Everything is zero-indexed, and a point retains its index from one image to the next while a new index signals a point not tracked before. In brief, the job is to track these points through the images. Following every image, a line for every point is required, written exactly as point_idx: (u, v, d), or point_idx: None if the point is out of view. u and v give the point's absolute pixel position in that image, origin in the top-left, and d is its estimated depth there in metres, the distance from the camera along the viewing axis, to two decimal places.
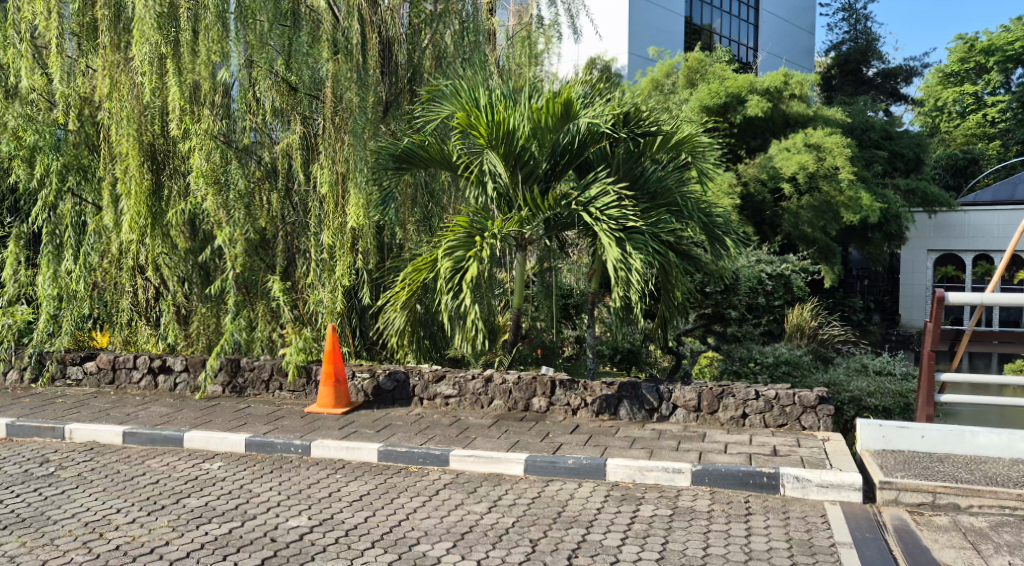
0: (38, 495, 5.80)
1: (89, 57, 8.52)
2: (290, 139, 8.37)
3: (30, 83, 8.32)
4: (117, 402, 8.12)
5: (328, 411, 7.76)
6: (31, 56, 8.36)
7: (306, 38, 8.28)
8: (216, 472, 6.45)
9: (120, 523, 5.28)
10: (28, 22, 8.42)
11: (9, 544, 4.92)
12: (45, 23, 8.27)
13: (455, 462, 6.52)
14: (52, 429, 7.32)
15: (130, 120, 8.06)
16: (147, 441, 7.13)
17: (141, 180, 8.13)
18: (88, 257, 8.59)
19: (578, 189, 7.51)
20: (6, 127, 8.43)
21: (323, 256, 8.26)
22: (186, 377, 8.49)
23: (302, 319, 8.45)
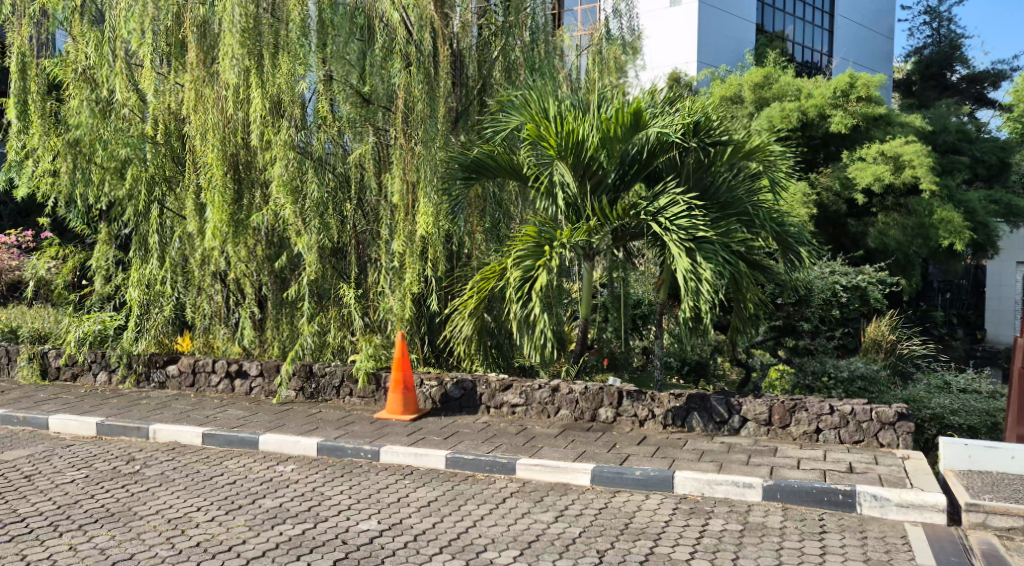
0: (125, 491, 6.03)
1: (177, 73, 8.88)
2: (362, 150, 8.50)
3: (124, 99, 8.78)
4: (197, 405, 8.39)
5: (396, 417, 7.87)
6: (126, 74, 8.79)
7: (380, 50, 8.45)
8: (289, 474, 6.61)
9: (200, 521, 5.46)
10: (123, 41, 8.82)
11: (99, 537, 5.13)
12: (139, 40, 8.70)
13: (522, 470, 6.55)
14: (136, 429, 7.60)
15: (215, 132, 8.38)
16: (225, 442, 7.35)
17: (224, 191, 8.41)
18: (174, 264, 8.93)
19: (648, 199, 7.47)
20: (101, 141, 8.87)
21: (393, 264, 8.37)
22: (262, 382, 8.72)
23: (372, 325, 8.62)
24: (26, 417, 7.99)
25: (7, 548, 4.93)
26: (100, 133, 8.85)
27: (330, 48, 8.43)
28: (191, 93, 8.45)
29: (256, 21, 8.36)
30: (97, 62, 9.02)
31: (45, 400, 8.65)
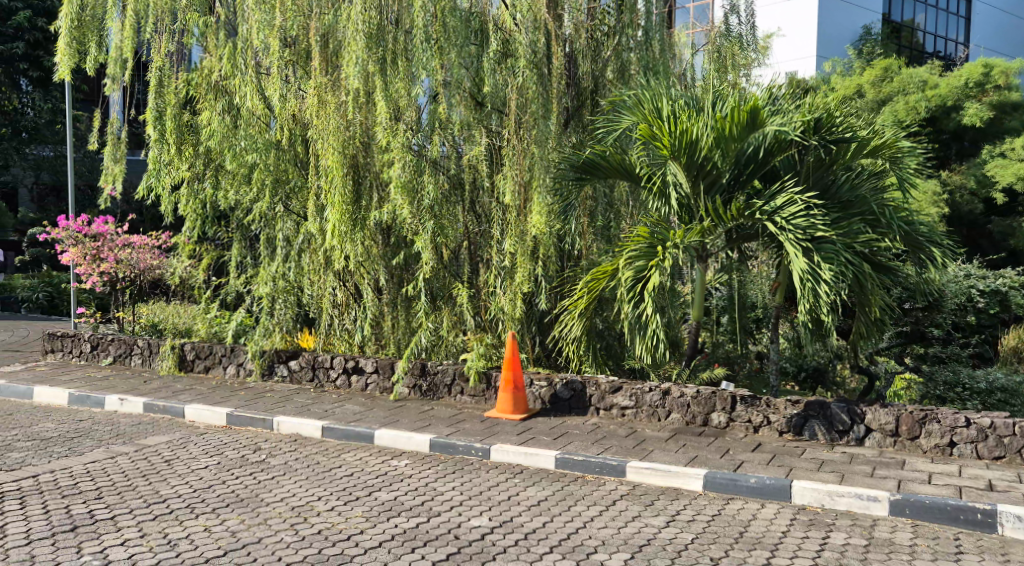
0: (252, 478, 6.32)
1: (300, 83, 9.25)
2: (475, 153, 8.57)
3: (254, 107, 9.24)
4: (317, 399, 8.70)
5: (506, 417, 7.94)
6: (255, 83, 9.30)
7: (495, 55, 8.53)
8: (404, 469, 6.77)
9: (321, 510, 5.65)
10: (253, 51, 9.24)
11: (230, 520, 5.39)
12: (268, 51, 9.12)
13: (632, 473, 6.49)
14: (263, 420, 7.96)
15: (335, 135, 8.62)
16: (343, 436, 7.59)
17: (344, 191, 8.67)
18: (296, 260, 9.34)
19: (763, 199, 7.24)
20: (231, 148, 9.34)
21: (505, 263, 8.46)
22: (377, 378, 8.96)
23: (484, 324, 8.75)
24: (165, 406, 8.48)
25: (149, 527, 5.24)
26: (234, 140, 9.35)
27: (447, 54, 8.48)
28: (314, 99, 8.79)
29: (381, 28, 8.64)
30: (230, 72, 9.49)
31: (182, 390, 9.16)
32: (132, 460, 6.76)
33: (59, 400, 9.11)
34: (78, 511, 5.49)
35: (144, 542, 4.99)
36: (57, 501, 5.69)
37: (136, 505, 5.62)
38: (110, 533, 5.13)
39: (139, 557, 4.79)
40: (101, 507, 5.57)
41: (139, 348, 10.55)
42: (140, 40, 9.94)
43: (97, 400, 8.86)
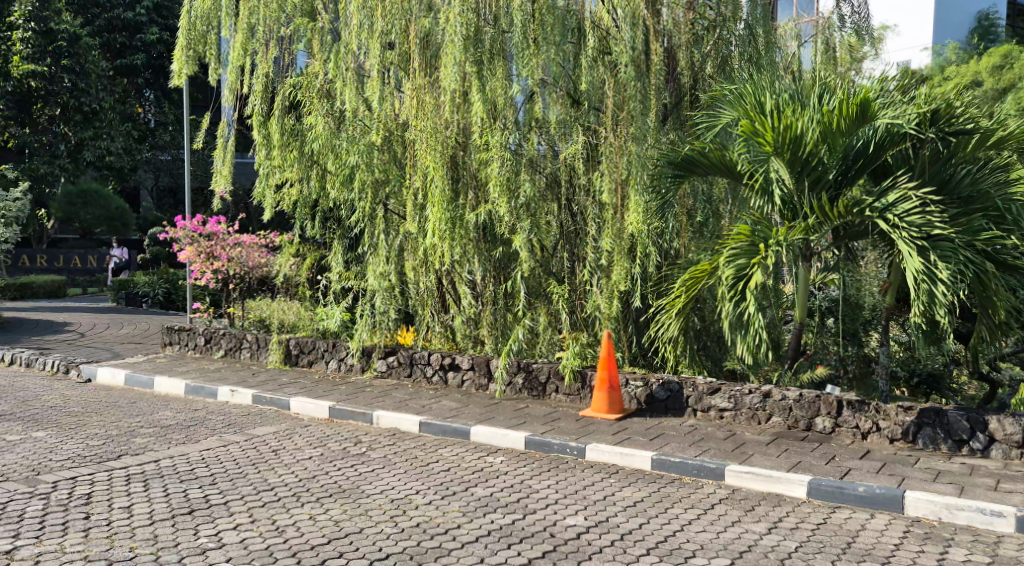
0: (353, 470, 6.46)
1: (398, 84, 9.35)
2: (572, 151, 8.51)
3: (354, 107, 9.45)
4: (415, 394, 8.82)
5: (602, 416, 7.86)
6: (355, 85, 9.51)
7: (591, 53, 8.44)
8: (499, 465, 6.78)
9: (420, 503, 5.72)
10: (354, 54, 9.49)
11: (334, 510, 5.51)
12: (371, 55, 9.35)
13: (732, 477, 6.33)
14: (362, 414, 8.11)
15: (433, 136, 8.81)
16: (440, 432, 7.66)
17: (443, 190, 8.76)
18: (395, 258, 9.49)
19: (874, 195, 6.93)
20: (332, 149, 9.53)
21: (601, 261, 8.39)
22: (473, 375, 9.02)
23: (579, 323, 8.70)
24: (272, 398, 8.76)
25: (258, 513, 5.41)
26: (336, 141, 9.54)
27: (545, 53, 8.44)
28: (414, 103, 8.97)
29: (478, 29, 8.68)
30: (332, 73, 9.72)
31: (287, 383, 9.45)
32: (242, 449, 7.01)
33: (176, 390, 9.53)
34: (194, 495, 5.72)
35: (254, 528, 5.15)
36: (174, 485, 5.94)
37: (247, 492, 5.81)
38: (223, 517, 5.32)
39: (249, 541, 4.94)
40: (214, 492, 5.78)
41: (247, 342, 10.94)
42: (249, 48, 10.37)
43: (211, 391, 9.23)
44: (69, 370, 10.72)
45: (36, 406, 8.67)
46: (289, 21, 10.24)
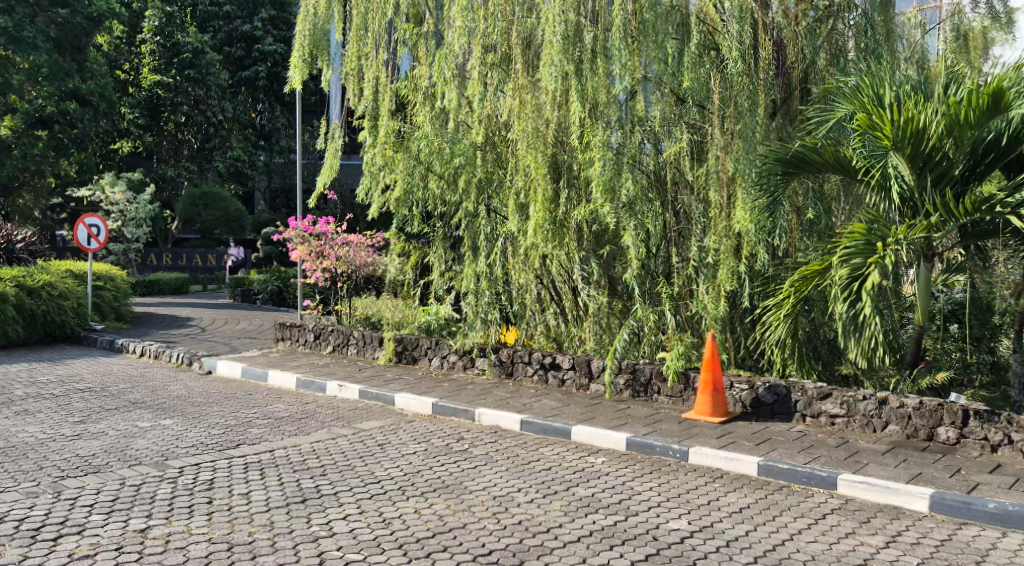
0: (456, 466, 6.53)
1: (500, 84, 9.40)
2: (676, 149, 8.37)
3: (456, 107, 9.57)
4: (516, 393, 8.86)
5: (705, 419, 7.69)
6: (457, 84, 9.53)
7: (695, 49, 8.21)
8: (600, 466, 6.73)
9: (522, 501, 5.73)
10: (456, 54, 9.48)
11: (438, 505, 5.59)
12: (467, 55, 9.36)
13: (844, 487, 6.09)
14: (465, 411, 8.20)
15: (533, 134, 8.79)
16: (541, 430, 7.67)
17: (546, 189, 8.75)
18: (497, 257, 9.54)
19: (1006, 190, 6.59)
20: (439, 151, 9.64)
21: (706, 261, 8.24)
22: (574, 374, 8.99)
23: (684, 324, 8.54)
24: (378, 393, 8.96)
25: (367, 504, 5.54)
26: (440, 142, 9.66)
27: (646, 51, 8.36)
28: (515, 102, 8.99)
29: (579, 29, 8.64)
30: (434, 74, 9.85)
31: (392, 379, 9.64)
32: (350, 442, 7.18)
33: (288, 384, 9.88)
34: (306, 485, 5.90)
35: (363, 519, 5.27)
36: (288, 475, 6.14)
37: (355, 484, 5.95)
38: (333, 507, 5.47)
39: (359, 532, 5.06)
40: (325, 483, 5.95)
41: (355, 339, 11.24)
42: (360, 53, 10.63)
43: (320, 386, 9.51)
44: (192, 362, 11.27)
45: (163, 395, 9.15)
46: (394, 26, 10.42)
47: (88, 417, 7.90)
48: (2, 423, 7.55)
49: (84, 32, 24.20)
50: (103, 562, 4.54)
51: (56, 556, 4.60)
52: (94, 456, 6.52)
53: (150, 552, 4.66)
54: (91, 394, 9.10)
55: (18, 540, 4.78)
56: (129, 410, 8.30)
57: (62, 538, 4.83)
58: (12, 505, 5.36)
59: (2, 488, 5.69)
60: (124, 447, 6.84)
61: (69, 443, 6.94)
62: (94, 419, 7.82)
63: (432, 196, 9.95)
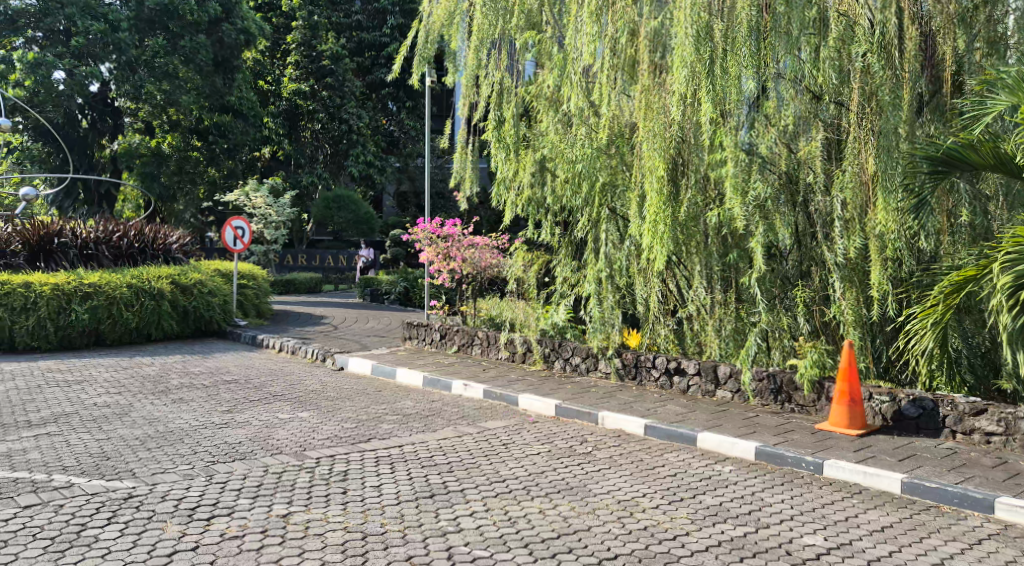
0: (580, 468, 6.52)
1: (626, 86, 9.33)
2: (810, 148, 8.07)
3: (580, 109, 9.53)
4: (640, 397, 8.76)
5: (841, 431, 7.37)
6: (582, 89, 9.53)
7: (834, 42, 7.90)
8: (728, 475, 6.55)
9: (647, 507, 5.65)
10: (584, 62, 9.52)
11: (563, 506, 5.59)
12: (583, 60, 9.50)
13: (1001, 511, 5.71)
14: (589, 414, 8.19)
15: (660, 137, 8.59)
16: (665, 436, 7.55)
17: (660, 190, 8.58)
18: (619, 262, 9.38)
19: None
20: (564, 158, 9.66)
21: (843, 265, 7.91)
22: (699, 381, 8.81)
23: (818, 329, 8.31)
24: (502, 393, 9.06)
25: (492, 502, 5.60)
26: (564, 146, 9.64)
27: (779, 46, 8.09)
28: (642, 105, 8.77)
29: (710, 27, 8.31)
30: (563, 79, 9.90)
31: (516, 380, 9.72)
32: (475, 440, 7.29)
33: (415, 382, 10.12)
34: (434, 481, 6.04)
35: (489, 516, 5.34)
36: (417, 470, 6.29)
37: (481, 482, 6.03)
38: (461, 504, 5.56)
39: (485, 529, 5.13)
40: (453, 479, 6.06)
41: (479, 339, 11.40)
42: (484, 50, 10.67)
43: (446, 384, 9.71)
44: (326, 358, 11.73)
45: (300, 389, 9.57)
46: (520, 33, 10.53)
47: (235, 407, 8.36)
48: (159, 410, 8.08)
49: (236, 47, 25.97)
50: (250, 543, 4.78)
51: (209, 534, 4.88)
52: (241, 443, 6.89)
53: (291, 537, 4.88)
54: (236, 385, 9.62)
55: (176, 518, 5.11)
56: (270, 402, 8.73)
57: (213, 519, 5.13)
58: (170, 485, 5.72)
59: (161, 469, 6.09)
60: (267, 436, 7.20)
61: (218, 430, 7.36)
62: (239, 409, 8.26)
63: (558, 200, 10.06)
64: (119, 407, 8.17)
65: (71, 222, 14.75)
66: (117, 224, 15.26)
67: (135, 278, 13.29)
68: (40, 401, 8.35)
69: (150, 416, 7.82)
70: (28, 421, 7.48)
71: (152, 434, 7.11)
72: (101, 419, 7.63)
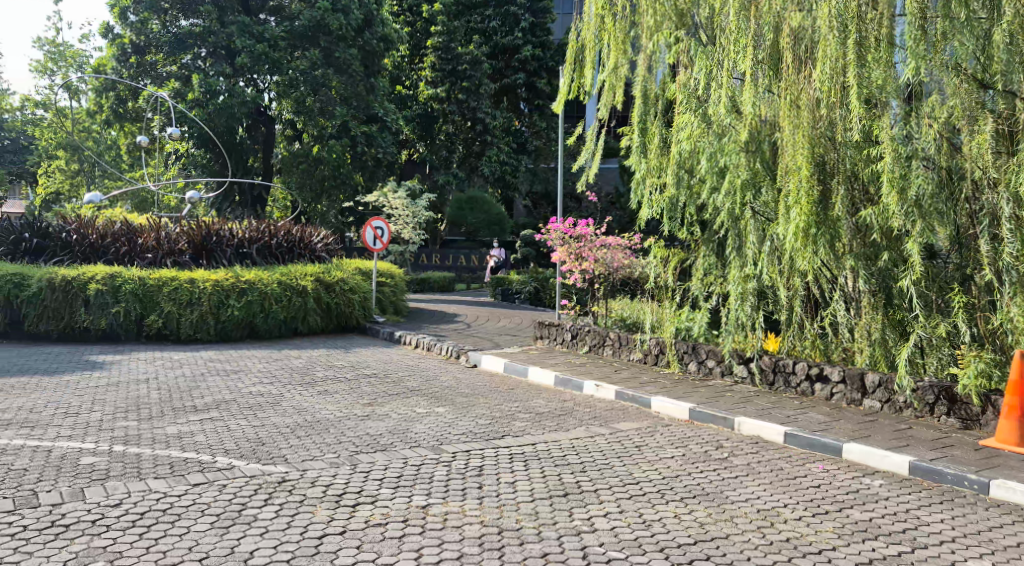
0: (716, 475, 6.37)
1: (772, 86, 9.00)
2: (979, 141, 7.44)
3: (723, 108, 9.26)
4: (779, 403, 8.48)
5: (1011, 448, 6.87)
6: (729, 91, 9.27)
7: (1007, 26, 7.32)
8: (878, 489, 6.25)
9: (788, 517, 5.48)
10: (733, 60, 9.24)
11: (698, 512, 5.49)
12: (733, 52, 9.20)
13: None
14: (725, 419, 8.00)
15: (803, 135, 8.32)
16: (807, 445, 7.29)
17: (810, 191, 8.29)
18: (770, 259, 9.03)
19: None
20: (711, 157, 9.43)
21: (1014, 267, 7.32)
22: (844, 389, 8.44)
23: (983, 338, 7.70)
24: (635, 396, 8.98)
25: (627, 504, 5.57)
26: (705, 144, 9.50)
27: (949, 35, 7.61)
28: (786, 100, 8.53)
29: (861, 17, 8.06)
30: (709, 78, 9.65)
31: (649, 382, 9.63)
32: (608, 441, 7.27)
33: (547, 381, 10.19)
34: (567, 480, 6.06)
35: (623, 518, 5.31)
36: (550, 468, 6.34)
37: (614, 483, 6.01)
38: (594, 504, 5.56)
39: (620, 531, 5.10)
40: (585, 479, 6.08)
41: (610, 340, 11.35)
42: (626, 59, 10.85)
43: (578, 384, 9.73)
44: (460, 355, 11.98)
45: (436, 385, 9.83)
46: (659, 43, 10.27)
47: (375, 400, 8.68)
48: (306, 400, 8.50)
49: (376, 52, 27.25)
50: (392, 531, 4.95)
51: (354, 521, 5.09)
52: (382, 435, 7.14)
53: (431, 528, 5.02)
54: (377, 379, 9.98)
55: (325, 503, 5.35)
56: (408, 396, 9.00)
57: (358, 506, 5.34)
58: (319, 472, 6.01)
59: (310, 456, 6.40)
60: (406, 430, 7.43)
61: (359, 422, 7.65)
62: (380, 402, 8.56)
63: (700, 201, 9.89)
64: (271, 396, 8.64)
65: (229, 223, 15.74)
66: (267, 225, 16.11)
67: (284, 274, 13.99)
68: (202, 389, 8.95)
69: (298, 406, 8.22)
70: (193, 406, 8.03)
71: (301, 423, 7.48)
72: (255, 407, 8.10)
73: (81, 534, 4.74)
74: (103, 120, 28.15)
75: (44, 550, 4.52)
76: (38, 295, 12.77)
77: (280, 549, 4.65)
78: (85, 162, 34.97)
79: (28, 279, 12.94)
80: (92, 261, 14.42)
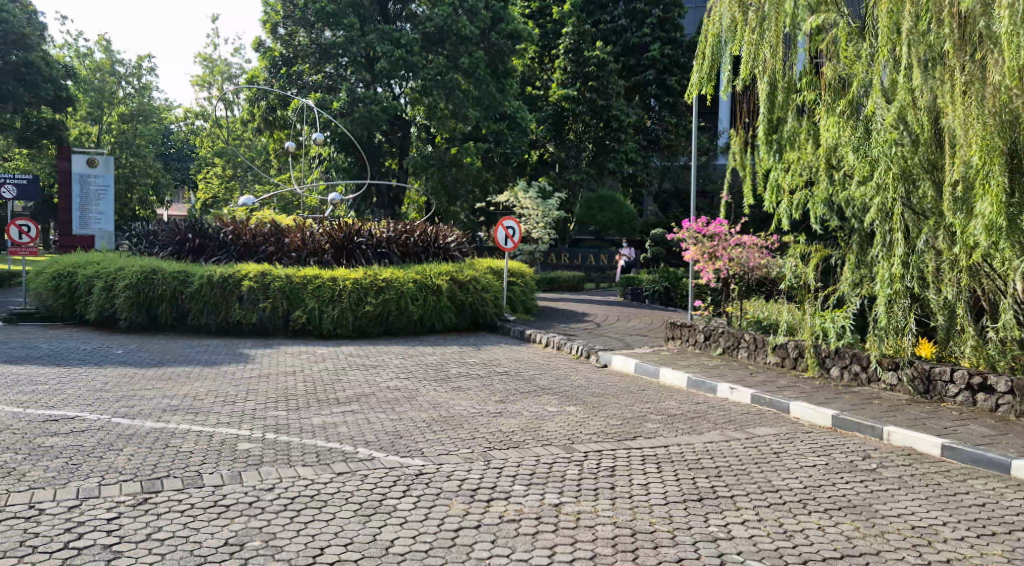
0: (865, 487, 6.09)
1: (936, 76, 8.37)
2: None
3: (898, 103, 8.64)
4: (934, 414, 8.01)
5: None
6: (886, 82, 8.99)
7: None
8: None
9: (948, 537, 5.17)
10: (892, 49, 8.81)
11: (846, 525, 5.27)
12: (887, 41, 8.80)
13: None
14: (872, 428, 7.66)
15: (978, 120, 7.82)
16: (969, 460, 6.85)
17: (1002, 180, 7.66)
18: (917, 264, 8.67)
19: None
20: (863, 154, 9.09)
21: None
22: (1010, 399, 7.87)
23: None
24: (772, 400, 8.73)
25: (767, 512, 5.42)
26: (860, 140, 9.14)
27: None
28: (953, 90, 8.11)
29: None
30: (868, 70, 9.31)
31: (788, 386, 9.32)
32: (745, 446, 7.09)
33: (679, 383, 10.05)
34: (702, 484, 5.95)
35: (762, 527, 5.17)
36: (684, 471, 6.24)
37: (752, 490, 5.86)
38: (731, 510, 5.43)
39: (758, 539, 4.98)
40: (721, 484, 5.95)
41: (746, 342, 11.08)
42: (756, 57, 10.38)
43: (711, 387, 9.54)
44: (590, 355, 11.98)
45: (567, 384, 9.87)
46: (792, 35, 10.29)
47: (508, 397, 8.80)
48: (441, 396, 8.72)
49: (505, 52, 27.55)
50: (526, 528, 5.01)
51: (489, 515, 5.18)
52: (515, 432, 7.24)
53: (564, 526, 5.05)
54: (508, 377, 10.11)
55: (460, 497, 5.47)
56: (539, 394, 9.08)
57: (493, 501, 5.43)
58: (454, 466, 6.15)
59: (445, 450, 6.57)
60: (538, 428, 7.49)
61: (492, 418, 7.78)
62: (512, 399, 8.68)
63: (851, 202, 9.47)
64: (408, 391, 8.92)
65: (370, 223, 16.30)
66: (404, 225, 16.63)
67: (420, 273, 14.37)
68: (344, 382, 9.35)
69: (434, 401, 8.44)
70: (337, 398, 8.39)
71: (435, 417, 7.68)
72: (393, 401, 8.38)
73: (239, 514, 5.03)
74: (254, 127, 29.84)
75: (208, 527, 4.84)
76: (197, 291, 13.66)
77: (419, 539, 4.79)
78: (239, 169, 37.18)
79: (189, 277, 13.84)
80: (244, 260, 15.32)
